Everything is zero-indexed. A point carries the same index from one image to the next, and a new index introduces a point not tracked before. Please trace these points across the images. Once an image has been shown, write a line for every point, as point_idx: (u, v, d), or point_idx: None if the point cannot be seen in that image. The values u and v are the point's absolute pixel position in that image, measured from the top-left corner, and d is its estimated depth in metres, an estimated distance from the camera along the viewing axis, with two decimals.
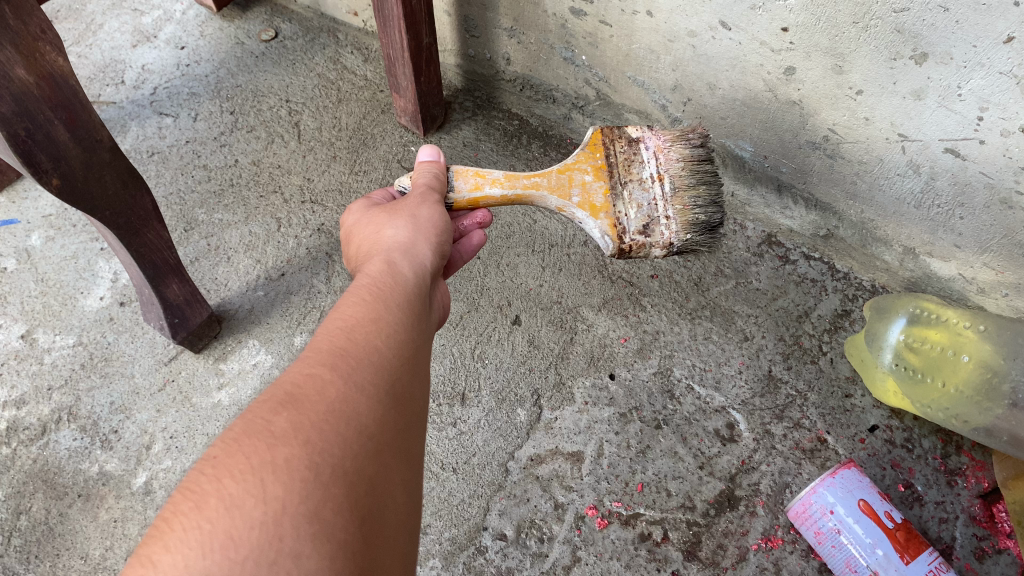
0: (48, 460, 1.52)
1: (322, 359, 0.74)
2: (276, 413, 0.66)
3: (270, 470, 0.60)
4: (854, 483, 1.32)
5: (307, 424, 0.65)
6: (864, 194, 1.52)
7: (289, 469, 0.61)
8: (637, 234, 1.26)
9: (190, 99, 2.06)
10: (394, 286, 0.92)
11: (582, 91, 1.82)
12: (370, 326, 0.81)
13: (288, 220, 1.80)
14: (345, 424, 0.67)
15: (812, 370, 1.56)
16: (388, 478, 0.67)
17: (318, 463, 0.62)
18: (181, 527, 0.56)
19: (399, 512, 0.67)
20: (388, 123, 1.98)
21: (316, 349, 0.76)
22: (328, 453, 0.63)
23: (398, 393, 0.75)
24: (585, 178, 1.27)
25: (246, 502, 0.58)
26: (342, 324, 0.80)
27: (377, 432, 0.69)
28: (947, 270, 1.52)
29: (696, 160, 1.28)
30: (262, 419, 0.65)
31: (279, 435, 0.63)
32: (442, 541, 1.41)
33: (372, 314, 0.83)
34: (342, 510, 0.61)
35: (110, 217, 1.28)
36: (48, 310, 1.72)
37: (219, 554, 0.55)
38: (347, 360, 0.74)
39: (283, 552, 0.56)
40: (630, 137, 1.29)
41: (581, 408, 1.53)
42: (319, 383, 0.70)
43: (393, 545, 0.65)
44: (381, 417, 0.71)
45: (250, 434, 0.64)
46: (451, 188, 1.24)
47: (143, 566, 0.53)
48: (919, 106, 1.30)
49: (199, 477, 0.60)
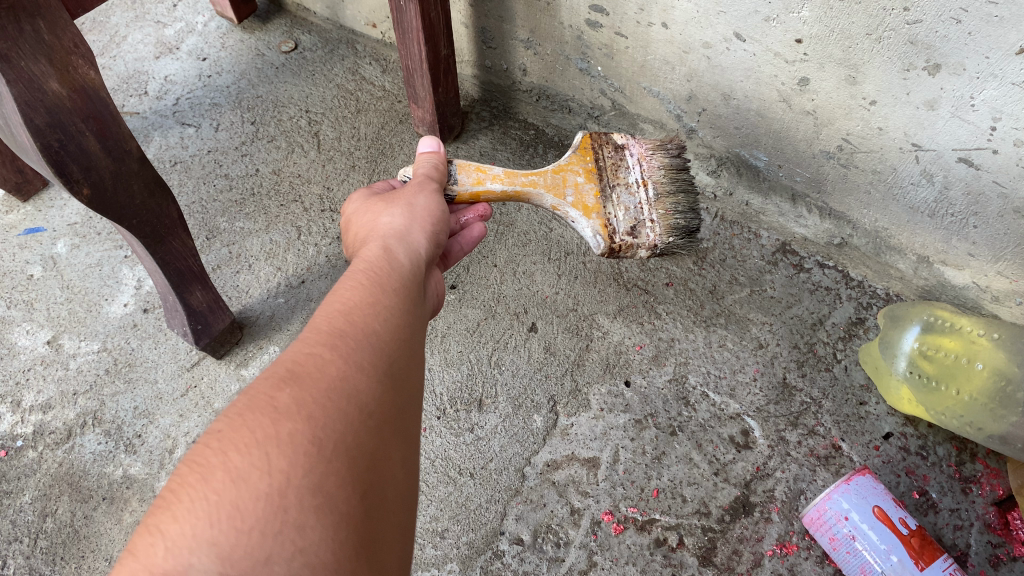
0: (73, 463, 1.55)
1: (322, 339, 0.74)
2: (278, 389, 0.67)
3: (274, 443, 0.62)
4: (868, 489, 1.33)
5: (309, 400, 0.66)
6: (878, 203, 1.53)
7: (293, 443, 0.62)
8: (626, 234, 1.33)
9: (212, 109, 2.10)
10: (393, 271, 0.91)
11: (598, 101, 1.84)
12: (368, 309, 0.81)
13: (308, 228, 1.83)
14: (347, 401, 0.68)
15: (826, 378, 1.57)
16: (388, 454, 0.69)
17: (321, 438, 0.63)
18: (188, 497, 0.57)
19: (399, 488, 0.69)
20: (406, 132, 2.01)
21: (316, 330, 0.76)
22: (331, 429, 0.65)
23: (397, 374, 0.76)
24: (577, 179, 1.33)
25: (252, 474, 0.59)
26: (341, 306, 0.80)
27: (377, 410, 0.70)
28: (961, 278, 1.53)
29: (675, 168, 1.39)
30: (265, 394, 0.66)
31: (282, 410, 0.65)
32: (460, 546, 1.43)
33: (371, 297, 0.83)
34: (345, 482, 0.62)
35: (137, 226, 1.31)
36: (73, 316, 1.76)
37: (227, 523, 0.56)
38: (347, 342, 0.75)
39: (288, 524, 0.58)
40: (616, 144, 1.38)
41: (596, 415, 1.55)
42: (319, 362, 0.71)
43: (392, 520, 0.66)
44: (381, 397, 0.72)
45: (254, 408, 0.65)
46: (452, 179, 1.22)
47: (151, 534, 0.55)
48: (932, 117, 1.31)
49: (205, 449, 0.61)
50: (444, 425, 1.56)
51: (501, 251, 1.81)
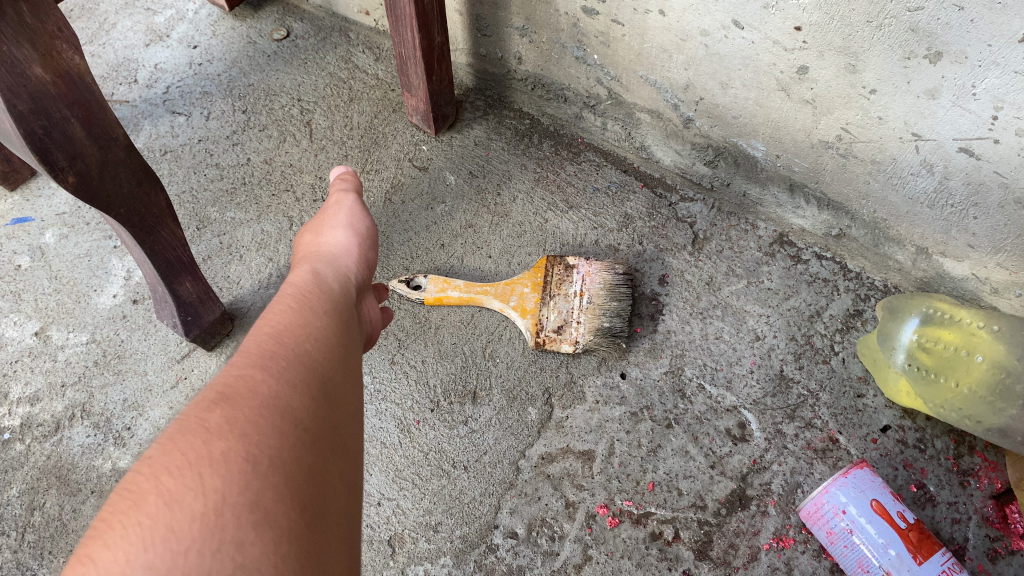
0: (61, 456, 1.53)
1: (252, 361, 0.76)
2: (209, 411, 0.68)
3: (207, 464, 0.63)
4: (867, 483, 1.32)
5: (241, 418, 0.67)
6: (877, 194, 1.52)
7: (225, 462, 0.63)
8: (552, 331, 1.56)
9: (203, 98, 2.07)
10: (321, 295, 0.94)
11: (594, 90, 1.82)
12: (298, 330, 0.83)
13: (299, 219, 1.81)
14: (280, 416, 0.69)
15: (823, 370, 1.55)
16: (327, 468, 0.69)
17: (255, 455, 0.64)
18: (120, 524, 0.57)
19: (342, 502, 0.69)
20: (400, 122, 1.98)
21: (245, 353, 0.77)
22: (264, 445, 0.65)
23: (331, 390, 0.77)
24: (523, 290, 1.63)
25: (186, 497, 0.60)
26: (270, 329, 0.82)
27: (313, 426, 0.71)
28: (960, 270, 1.51)
29: (615, 284, 1.60)
30: (195, 419, 0.68)
31: (213, 431, 0.66)
32: (453, 539, 1.41)
33: (301, 319, 0.85)
34: (283, 497, 0.63)
35: (124, 215, 1.29)
36: (62, 307, 1.73)
37: (162, 545, 0.56)
38: (277, 362, 0.76)
39: (227, 541, 0.58)
40: (568, 263, 1.63)
41: (591, 407, 1.54)
42: (250, 382, 0.72)
43: (337, 532, 0.66)
44: (315, 411, 0.72)
45: (184, 432, 0.66)
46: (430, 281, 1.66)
47: (84, 563, 0.54)
48: (933, 106, 1.30)
49: (136, 476, 0.62)
50: (437, 417, 1.54)
51: (495, 242, 1.75)
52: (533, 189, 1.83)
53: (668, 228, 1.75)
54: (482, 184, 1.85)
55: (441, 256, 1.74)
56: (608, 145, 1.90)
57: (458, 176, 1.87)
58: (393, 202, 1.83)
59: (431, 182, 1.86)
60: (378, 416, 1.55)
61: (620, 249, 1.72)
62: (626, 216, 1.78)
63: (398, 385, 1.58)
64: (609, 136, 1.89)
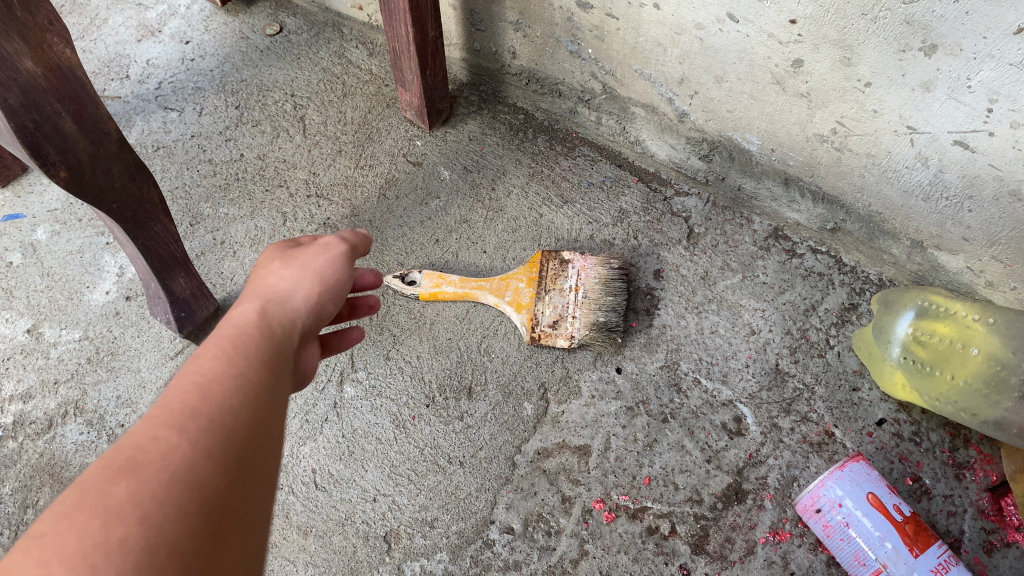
0: (54, 454, 1.53)
1: (170, 420, 0.66)
2: (112, 482, 0.59)
3: (99, 552, 0.54)
4: (862, 475, 1.32)
5: (148, 495, 0.59)
6: (871, 187, 1.51)
7: (122, 550, 0.54)
8: (547, 325, 1.56)
9: (196, 94, 2.05)
10: (263, 337, 0.85)
11: (588, 84, 1.81)
12: (227, 384, 0.73)
13: (293, 214, 1.80)
14: (191, 496, 0.61)
15: (819, 364, 1.55)
16: (236, 560, 0.62)
17: (157, 543, 0.56)
18: None
19: None
20: (394, 117, 1.97)
21: (162, 407, 0.68)
22: (168, 531, 0.57)
23: (251, 462, 0.69)
24: (519, 285, 1.62)
25: None
26: (195, 378, 0.72)
27: (225, 508, 0.63)
28: (955, 263, 1.51)
29: (610, 278, 1.58)
30: (92, 487, 0.58)
31: (113, 509, 0.56)
32: (450, 535, 1.41)
33: (233, 369, 0.76)
34: None
35: (116, 211, 1.28)
36: (54, 304, 1.72)
37: None
38: (197, 424, 0.67)
39: None
40: (564, 258, 1.62)
41: (587, 402, 1.53)
42: (164, 449, 0.63)
43: None
44: (230, 492, 0.65)
45: (78, 504, 0.56)
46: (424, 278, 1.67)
47: None
48: (928, 98, 1.30)
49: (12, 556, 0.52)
50: (433, 413, 1.53)
51: (490, 237, 1.75)
52: (528, 184, 1.83)
53: (663, 223, 1.75)
54: (477, 179, 1.85)
55: (435, 251, 1.74)
56: (602, 140, 1.89)
57: (452, 171, 1.87)
58: (387, 197, 1.82)
59: (425, 177, 1.86)
60: (374, 412, 1.54)
61: (616, 243, 1.72)
62: (621, 211, 1.77)
63: (393, 380, 1.57)
64: (603, 131, 1.89)
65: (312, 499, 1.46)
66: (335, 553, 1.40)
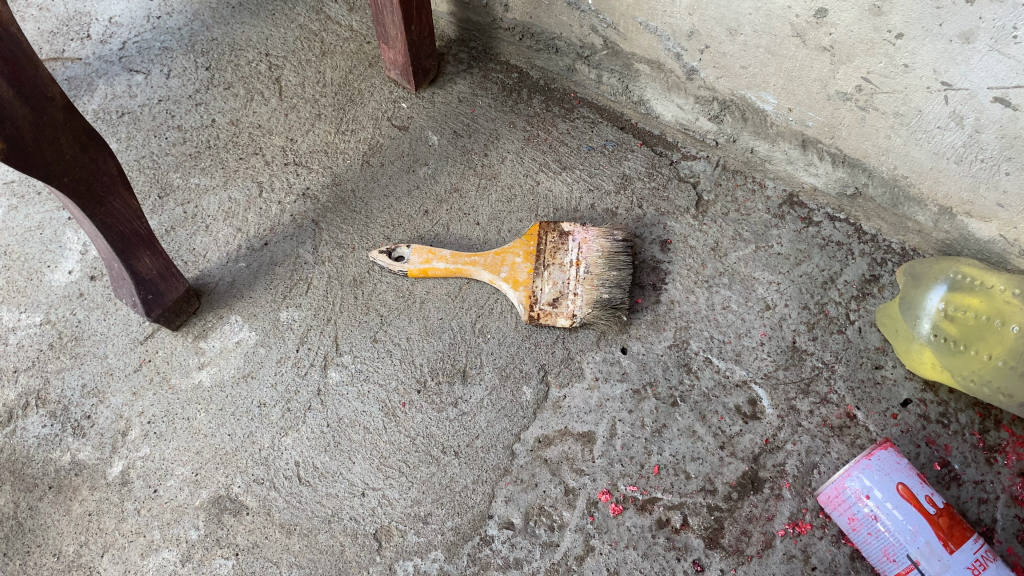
0: (16, 449, 1.41)
1: None
2: None
3: None
4: (892, 465, 1.21)
5: None
6: (898, 149, 1.39)
7: None
8: (547, 304, 1.44)
9: (163, 54, 1.89)
10: None
11: (588, 39, 1.68)
12: None
13: (270, 184, 1.67)
14: None
15: (839, 341, 1.45)
16: None
17: None
18: None
19: None
20: (377, 77, 1.83)
21: None
22: None
23: None
24: (515, 260, 1.49)
25: None
26: None
27: None
28: (987, 231, 1.40)
29: (614, 252, 1.46)
30: None
31: None
32: (445, 531, 1.31)
33: None
34: None
35: (68, 185, 1.14)
36: (12, 286, 1.58)
37: None
38: None
39: None
40: (563, 230, 1.49)
41: (591, 385, 1.42)
42: None
43: None
44: None
45: None
46: (408, 256, 1.53)
47: None
48: (967, 51, 1.17)
49: None
50: (425, 399, 1.42)
51: (483, 208, 1.62)
52: (523, 148, 1.70)
53: (669, 189, 1.62)
54: (468, 144, 1.71)
55: (424, 224, 1.61)
56: (603, 100, 1.76)
57: (441, 136, 1.73)
58: (371, 164, 1.69)
59: (412, 142, 1.72)
60: (361, 399, 1.43)
61: (619, 213, 1.60)
62: (624, 177, 1.65)
63: (381, 364, 1.46)
64: (603, 90, 1.75)
65: (296, 494, 1.35)
66: (321, 553, 1.30)
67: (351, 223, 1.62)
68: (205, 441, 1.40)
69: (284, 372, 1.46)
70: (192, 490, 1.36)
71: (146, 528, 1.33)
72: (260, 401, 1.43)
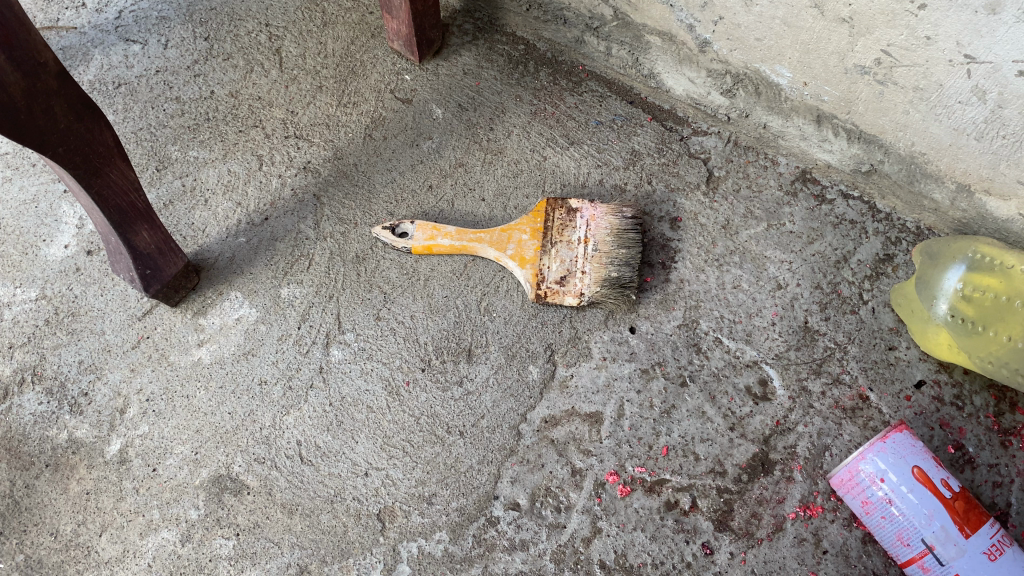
0: (11, 426, 1.39)
1: None
2: None
3: None
4: (907, 447, 1.18)
5: None
6: (916, 125, 1.35)
7: None
8: (554, 282, 1.40)
9: (160, 23, 1.85)
10: None
11: (598, 9, 1.64)
12: None
13: (271, 157, 1.63)
14: None
15: (852, 322, 1.42)
16: None
17: None
18: None
19: None
20: (380, 48, 1.79)
21: None
22: None
23: None
24: (522, 237, 1.45)
25: None
26: None
27: None
28: (1005, 210, 1.37)
29: (623, 229, 1.42)
30: None
31: None
32: (450, 512, 1.28)
33: None
34: None
35: (63, 155, 1.10)
36: (7, 260, 1.55)
37: None
38: None
39: None
40: (571, 206, 1.45)
41: (598, 365, 1.40)
42: None
43: None
44: None
45: None
46: (412, 233, 1.48)
47: None
48: (992, 22, 1.13)
49: None
50: (429, 378, 1.39)
51: (489, 183, 1.59)
52: (529, 122, 1.66)
53: (679, 165, 1.59)
54: (473, 118, 1.67)
55: (429, 199, 1.58)
56: (611, 73, 1.71)
57: (446, 109, 1.69)
58: (374, 138, 1.65)
59: (416, 115, 1.68)
60: (364, 377, 1.40)
61: (627, 189, 1.57)
62: (633, 152, 1.61)
63: (385, 342, 1.43)
64: (613, 63, 1.70)
65: (298, 474, 1.32)
66: (323, 533, 1.28)
67: (354, 198, 1.58)
68: (205, 419, 1.37)
69: (285, 350, 1.43)
70: (191, 469, 1.33)
71: (145, 508, 1.30)
72: (261, 379, 1.40)
